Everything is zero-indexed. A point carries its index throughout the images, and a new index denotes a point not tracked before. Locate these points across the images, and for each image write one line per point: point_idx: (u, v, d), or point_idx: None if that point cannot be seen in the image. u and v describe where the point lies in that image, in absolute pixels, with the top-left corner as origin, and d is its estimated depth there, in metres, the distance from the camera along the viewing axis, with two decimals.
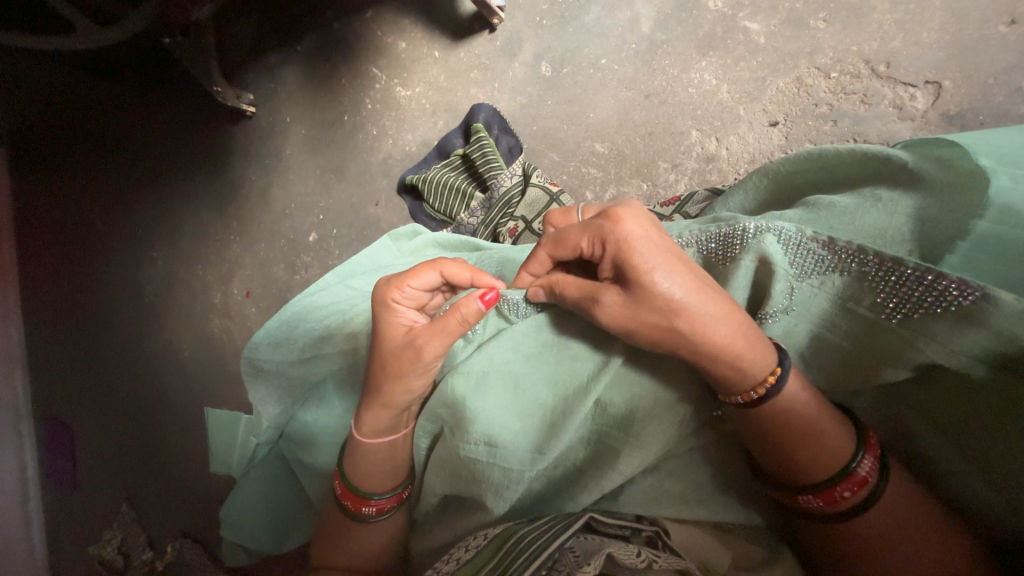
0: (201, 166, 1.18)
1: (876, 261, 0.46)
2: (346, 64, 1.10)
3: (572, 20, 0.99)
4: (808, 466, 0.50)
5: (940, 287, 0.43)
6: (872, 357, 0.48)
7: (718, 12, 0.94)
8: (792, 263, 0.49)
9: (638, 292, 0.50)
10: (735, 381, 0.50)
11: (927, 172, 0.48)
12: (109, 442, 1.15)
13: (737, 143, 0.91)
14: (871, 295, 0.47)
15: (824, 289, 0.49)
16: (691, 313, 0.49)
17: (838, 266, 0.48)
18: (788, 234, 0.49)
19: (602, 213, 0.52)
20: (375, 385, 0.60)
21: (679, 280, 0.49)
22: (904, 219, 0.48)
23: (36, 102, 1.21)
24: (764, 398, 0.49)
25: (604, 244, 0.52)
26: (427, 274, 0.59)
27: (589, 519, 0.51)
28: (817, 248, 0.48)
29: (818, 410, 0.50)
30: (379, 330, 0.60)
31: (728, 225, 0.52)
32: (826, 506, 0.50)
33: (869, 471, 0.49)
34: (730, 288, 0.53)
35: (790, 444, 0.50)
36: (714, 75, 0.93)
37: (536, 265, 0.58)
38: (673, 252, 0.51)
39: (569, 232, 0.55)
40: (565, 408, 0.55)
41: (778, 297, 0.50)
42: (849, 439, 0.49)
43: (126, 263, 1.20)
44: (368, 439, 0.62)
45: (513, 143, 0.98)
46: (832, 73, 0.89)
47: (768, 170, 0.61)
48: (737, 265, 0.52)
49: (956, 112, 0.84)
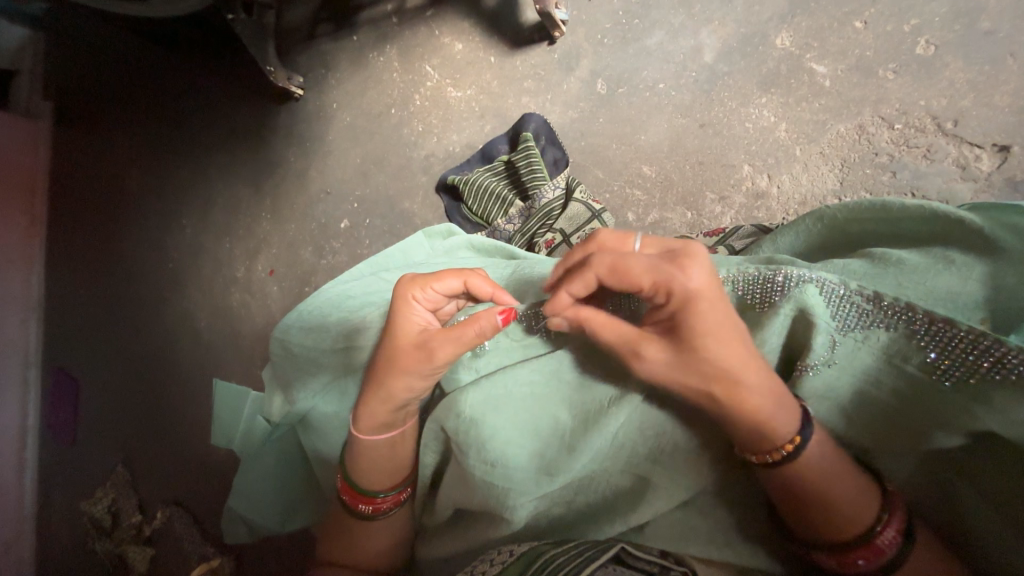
0: (243, 141, 1.19)
1: (925, 319, 0.45)
2: (401, 59, 1.11)
3: (634, 42, 0.99)
4: (824, 531, 0.48)
5: (994, 353, 0.42)
6: (921, 420, 0.46)
7: (785, 51, 0.94)
8: (834, 315, 0.48)
9: (684, 352, 0.48)
10: (758, 439, 0.48)
11: (1005, 242, 0.47)
12: (109, 401, 1.15)
13: (789, 183, 0.91)
14: (920, 353, 0.45)
15: (868, 343, 0.47)
16: (733, 381, 0.47)
17: (883, 321, 0.47)
18: (830, 286, 0.48)
19: (673, 260, 0.49)
20: (378, 377, 0.58)
21: (732, 346, 0.47)
22: (976, 286, 0.48)
23: (94, 60, 1.24)
24: (791, 458, 0.47)
25: (667, 296, 0.49)
26: (451, 281, 0.58)
27: (620, 550, 0.49)
28: (861, 302, 0.47)
29: (837, 473, 0.48)
30: (393, 325, 0.58)
31: (769, 270, 0.51)
32: (839, 568, 0.49)
33: (889, 542, 0.47)
34: (763, 333, 0.50)
35: (800, 505, 0.48)
36: (773, 112, 0.93)
37: (580, 288, 0.53)
38: (730, 316, 0.48)
39: (634, 265, 0.50)
40: (580, 432, 0.53)
41: (819, 350, 0.48)
42: (875, 506, 0.47)
43: (155, 227, 1.21)
44: (365, 435, 0.60)
45: (559, 156, 0.98)
46: (895, 124, 0.88)
47: (824, 215, 0.59)
48: (775, 313, 0.50)
49: (1021, 179, 0.83)
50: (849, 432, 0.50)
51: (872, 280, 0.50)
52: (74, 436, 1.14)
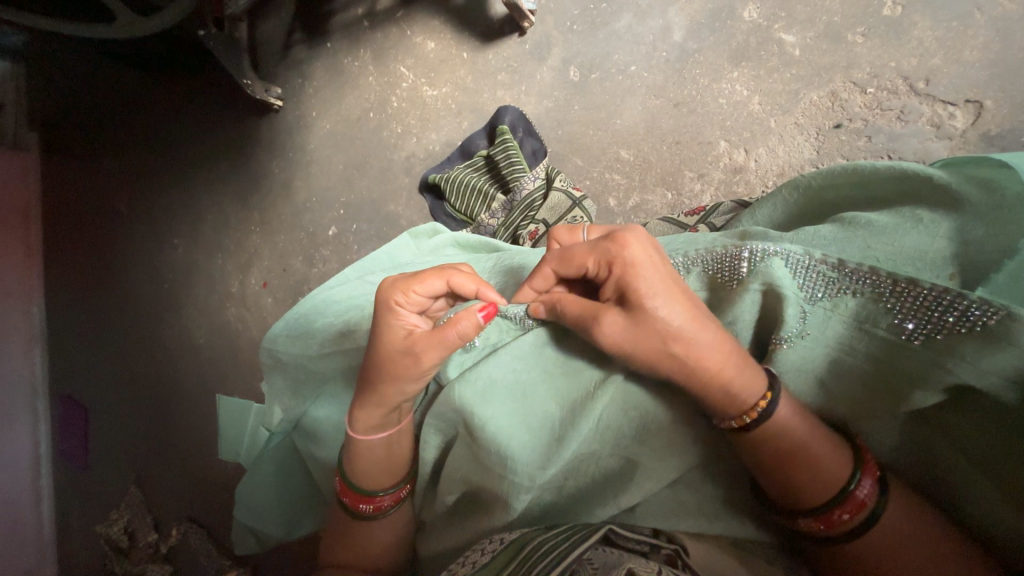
0: (226, 157, 1.20)
1: (889, 281, 0.44)
2: (374, 62, 1.11)
3: (603, 26, 0.99)
4: (792, 493, 0.48)
5: (961, 307, 0.42)
6: (897, 382, 0.46)
7: (753, 23, 0.93)
8: (801, 286, 0.47)
9: (639, 314, 0.49)
10: (729, 404, 0.48)
11: (969, 195, 0.47)
12: (114, 424, 1.16)
13: (766, 156, 0.91)
14: (888, 316, 0.45)
15: (837, 311, 0.47)
16: (688, 339, 0.48)
17: (850, 288, 0.46)
18: (796, 258, 0.47)
19: (609, 235, 0.52)
20: (370, 382, 0.58)
21: (679, 304, 0.48)
22: (944, 242, 0.47)
23: (73, 86, 1.24)
24: (762, 421, 0.47)
25: (610, 267, 0.51)
26: (434, 282, 0.57)
27: (608, 531, 0.50)
28: (826, 270, 0.47)
29: (808, 433, 0.48)
30: (378, 331, 0.57)
31: (735, 246, 0.50)
32: (828, 530, 0.48)
33: (868, 494, 0.47)
34: (735, 310, 0.51)
35: (773, 469, 0.48)
36: (746, 86, 0.92)
37: (540, 281, 0.57)
38: (675, 280, 0.50)
39: (576, 250, 0.54)
40: (572, 414, 0.53)
41: (791, 322, 0.48)
42: (847, 462, 0.48)
43: (147, 249, 1.22)
44: (359, 435, 0.60)
45: (537, 146, 0.98)
46: (868, 88, 0.88)
47: (799, 184, 0.59)
48: (744, 289, 0.50)
49: (997, 133, 0.83)
50: (829, 401, 0.51)
51: (845, 245, 0.50)
52: (87, 461, 1.16)
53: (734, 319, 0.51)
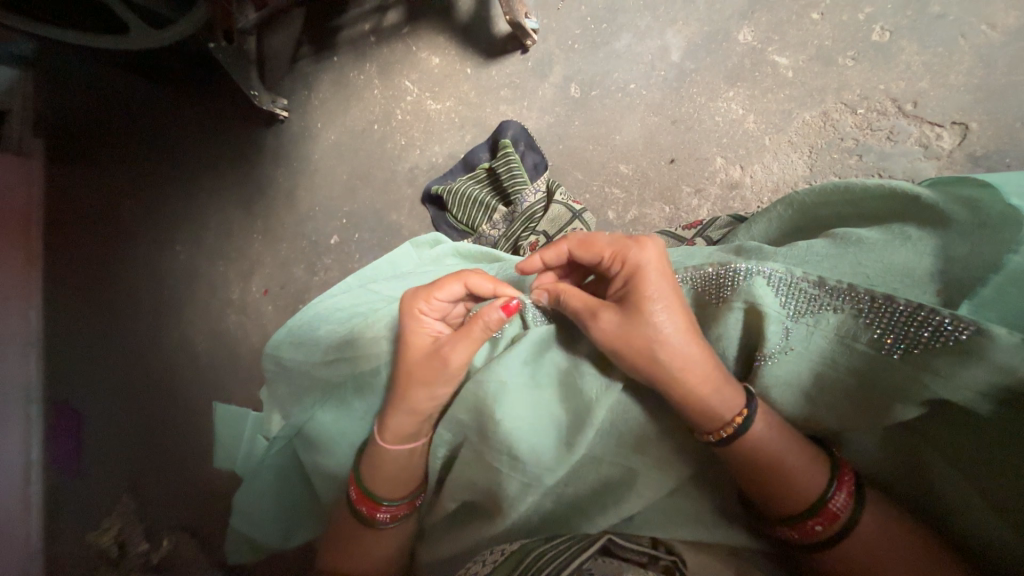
0: (231, 165, 1.21)
1: (868, 297, 0.46)
2: (380, 76, 1.14)
3: (603, 46, 1.02)
4: (770, 504, 0.50)
5: (935, 323, 0.43)
6: (880, 396, 0.47)
7: (748, 46, 0.96)
8: (784, 304, 0.49)
9: (636, 315, 0.51)
10: (702, 421, 0.50)
11: (955, 214, 0.49)
12: (110, 430, 1.16)
13: (761, 172, 0.93)
14: (868, 331, 0.46)
15: (820, 327, 0.48)
16: (675, 347, 0.50)
17: (831, 303, 0.48)
18: (777, 276, 0.49)
19: (631, 235, 0.55)
20: (399, 391, 0.60)
21: (676, 312, 0.51)
22: (930, 260, 0.49)
23: (82, 94, 1.26)
24: (734, 438, 0.49)
25: (624, 262, 0.54)
26: (452, 286, 0.61)
27: (608, 541, 0.50)
28: (808, 288, 0.48)
29: (785, 448, 0.49)
30: (405, 339, 0.62)
31: (720, 265, 0.53)
32: (803, 539, 0.49)
33: (842, 506, 0.48)
34: (721, 326, 0.53)
35: (751, 481, 0.50)
36: (741, 105, 0.95)
37: (552, 254, 0.60)
38: (676, 290, 0.52)
39: (597, 239, 0.57)
40: (575, 422, 0.54)
41: (774, 339, 0.49)
42: (822, 473, 0.49)
43: (150, 256, 1.23)
44: (390, 445, 0.61)
45: (539, 160, 1.00)
46: (858, 109, 0.91)
47: (794, 200, 0.61)
48: (729, 307, 0.52)
49: (982, 154, 0.85)
50: (815, 414, 0.51)
51: (835, 261, 0.51)
52: None
53: (721, 335, 0.53)
